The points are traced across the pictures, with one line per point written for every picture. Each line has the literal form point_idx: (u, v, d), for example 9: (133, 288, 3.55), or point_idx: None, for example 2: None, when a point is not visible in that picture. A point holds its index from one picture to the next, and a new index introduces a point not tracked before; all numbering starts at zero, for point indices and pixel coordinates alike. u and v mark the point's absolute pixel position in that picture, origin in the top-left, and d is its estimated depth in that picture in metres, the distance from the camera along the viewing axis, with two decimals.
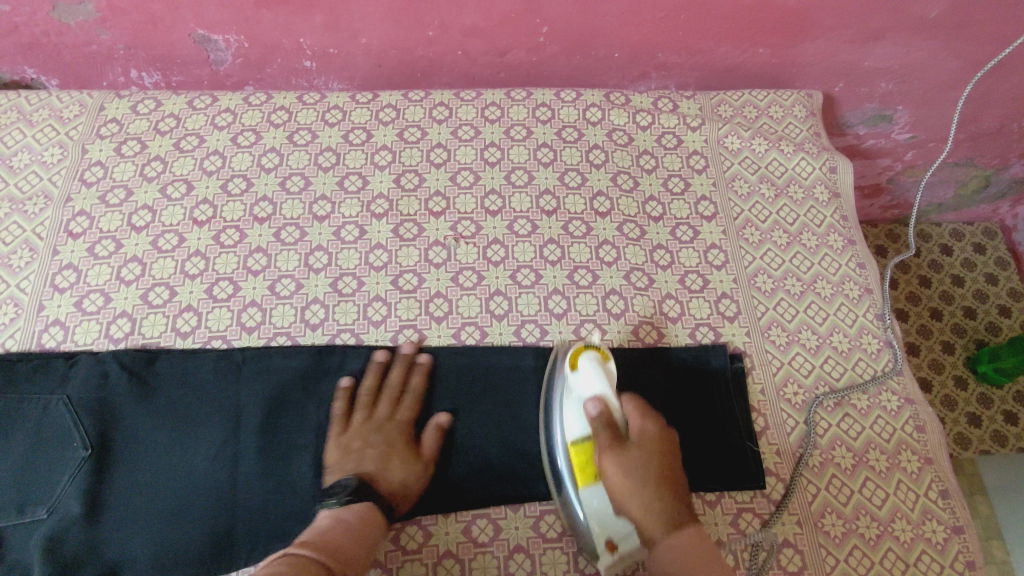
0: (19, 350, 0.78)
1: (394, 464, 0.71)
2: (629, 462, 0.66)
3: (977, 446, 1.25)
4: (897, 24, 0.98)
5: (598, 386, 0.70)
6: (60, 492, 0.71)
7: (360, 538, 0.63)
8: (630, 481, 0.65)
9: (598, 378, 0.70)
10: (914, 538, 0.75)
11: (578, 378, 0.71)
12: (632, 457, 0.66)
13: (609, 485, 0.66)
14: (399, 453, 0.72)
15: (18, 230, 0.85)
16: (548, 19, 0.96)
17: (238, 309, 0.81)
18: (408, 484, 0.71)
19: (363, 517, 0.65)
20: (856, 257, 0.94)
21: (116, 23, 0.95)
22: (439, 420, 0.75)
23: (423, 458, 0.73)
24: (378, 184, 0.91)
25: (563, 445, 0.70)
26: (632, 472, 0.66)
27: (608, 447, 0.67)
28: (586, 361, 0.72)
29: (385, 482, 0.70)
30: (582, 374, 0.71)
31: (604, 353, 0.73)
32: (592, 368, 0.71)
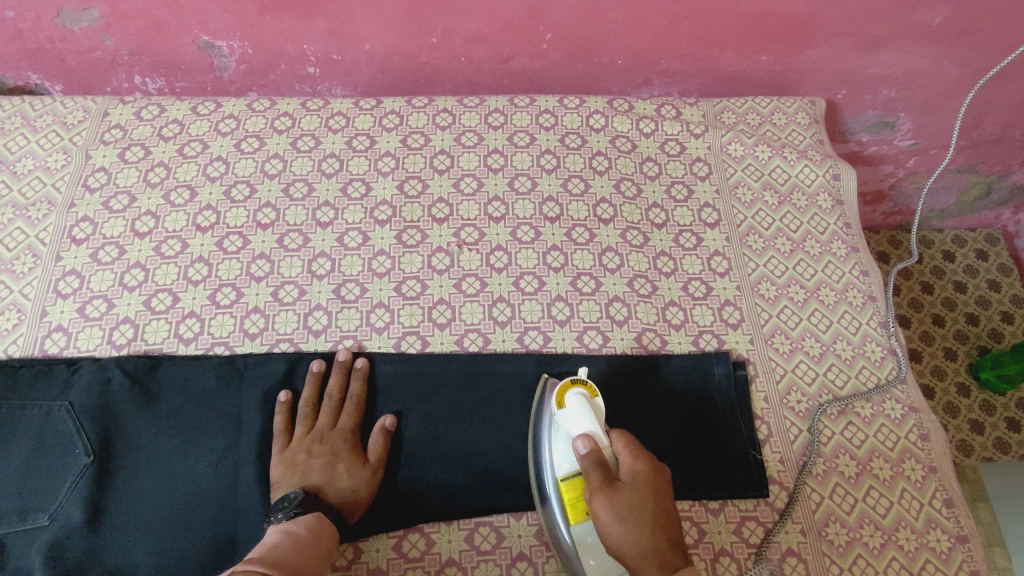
0: (21, 357, 0.78)
1: (340, 472, 0.71)
2: (622, 503, 0.61)
3: (980, 453, 1.25)
4: (901, 31, 0.99)
5: (587, 424, 0.68)
6: (62, 499, 0.70)
7: (315, 544, 0.61)
8: (623, 525, 0.60)
9: (586, 415, 0.68)
10: (918, 547, 0.75)
11: (566, 415, 0.70)
12: (624, 498, 0.62)
13: (601, 528, 0.61)
14: (342, 461, 0.72)
15: (21, 236, 0.85)
16: (551, 26, 0.96)
17: (241, 316, 0.81)
18: (357, 491, 0.70)
19: (311, 524, 0.63)
20: (859, 264, 0.94)
21: (121, 29, 0.95)
22: (385, 424, 0.75)
23: (370, 464, 0.72)
24: (382, 190, 0.92)
25: (553, 480, 0.69)
26: (625, 514, 0.61)
27: (599, 488, 0.63)
28: (574, 398, 0.70)
29: (333, 491, 0.70)
30: (570, 412, 0.70)
31: (591, 389, 0.72)
32: (580, 405, 0.69)
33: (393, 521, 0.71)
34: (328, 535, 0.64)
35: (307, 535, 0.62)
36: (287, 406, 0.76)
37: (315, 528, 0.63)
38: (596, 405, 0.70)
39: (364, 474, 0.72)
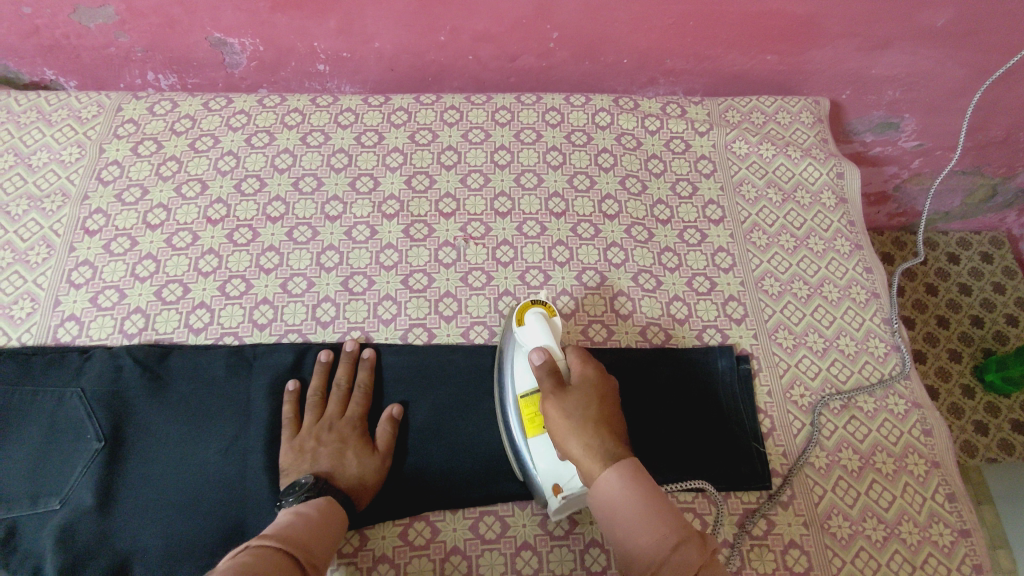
0: (34, 344, 0.79)
1: (350, 458, 0.72)
2: (570, 404, 0.64)
3: (984, 455, 1.25)
4: (905, 32, 0.99)
5: (543, 339, 0.71)
6: (73, 484, 0.71)
7: (325, 529, 0.62)
8: (569, 421, 0.62)
9: (543, 332, 0.71)
10: (921, 541, 0.75)
11: (524, 333, 0.72)
12: (572, 399, 0.64)
13: (552, 428, 0.64)
14: (352, 447, 0.73)
15: (36, 227, 0.87)
16: (558, 25, 0.98)
17: (250, 306, 0.82)
18: (367, 477, 0.71)
19: (321, 506, 0.64)
20: (863, 261, 0.94)
21: (135, 26, 0.97)
22: (393, 411, 0.76)
23: (378, 451, 0.73)
24: (390, 185, 0.93)
25: (513, 397, 0.72)
26: (573, 412, 0.63)
27: (551, 391, 0.65)
28: (532, 317, 0.73)
29: (343, 476, 0.71)
30: (528, 329, 0.72)
31: (550, 309, 0.74)
32: (538, 323, 0.72)
33: (400, 509, 0.72)
34: (338, 518, 0.64)
35: (317, 518, 0.62)
36: (295, 397, 0.76)
37: (326, 511, 0.64)
38: (554, 325, 0.73)
39: (373, 460, 0.72)
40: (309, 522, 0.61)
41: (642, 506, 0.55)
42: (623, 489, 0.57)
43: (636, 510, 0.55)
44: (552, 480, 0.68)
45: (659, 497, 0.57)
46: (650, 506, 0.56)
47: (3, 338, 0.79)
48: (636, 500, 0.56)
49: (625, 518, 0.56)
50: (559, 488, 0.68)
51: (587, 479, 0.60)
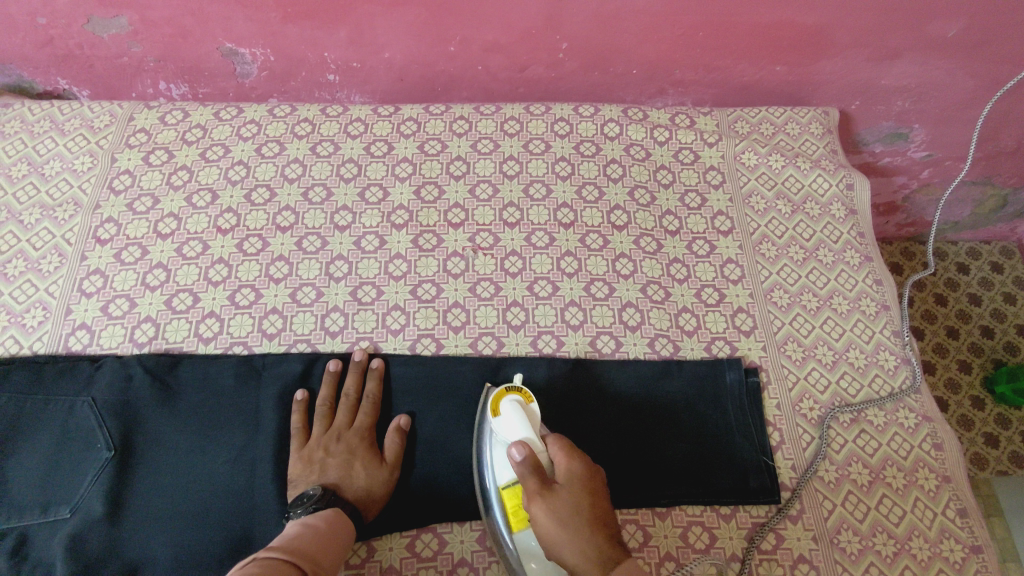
0: (46, 353, 0.79)
1: (357, 471, 0.72)
2: (559, 507, 0.59)
3: (994, 467, 1.24)
4: (915, 43, 0.99)
5: (521, 431, 0.67)
6: (83, 493, 0.72)
7: (331, 540, 0.62)
8: (560, 527, 0.58)
9: (521, 424, 0.67)
10: (932, 557, 0.74)
11: (501, 423, 0.69)
12: (560, 501, 0.59)
13: (542, 535, 0.59)
14: (359, 460, 0.73)
15: (48, 236, 0.87)
16: (567, 36, 0.98)
17: (259, 316, 0.83)
18: (373, 490, 0.71)
19: (328, 516, 0.64)
20: (873, 273, 0.94)
21: (148, 36, 0.97)
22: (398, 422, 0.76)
23: (385, 463, 0.74)
24: (399, 195, 0.93)
25: (495, 489, 0.69)
26: (563, 517, 0.58)
27: (536, 493, 0.60)
28: (508, 406, 0.69)
29: (349, 488, 0.71)
30: (504, 420, 0.69)
31: (526, 395, 0.71)
32: (514, 414, 0.68)
33: (404, 521, 0.72)
34: (344, 530, 0.65)
35: (324, 529, 0.62)
36: (305, 409, 0.77)
37: (333, 522, 0.64)
38: (531, 412, 0.70)
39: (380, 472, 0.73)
40: (315, 533, 0.61)
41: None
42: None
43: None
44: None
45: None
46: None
47: (15, 347, 0.80)
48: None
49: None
50: None
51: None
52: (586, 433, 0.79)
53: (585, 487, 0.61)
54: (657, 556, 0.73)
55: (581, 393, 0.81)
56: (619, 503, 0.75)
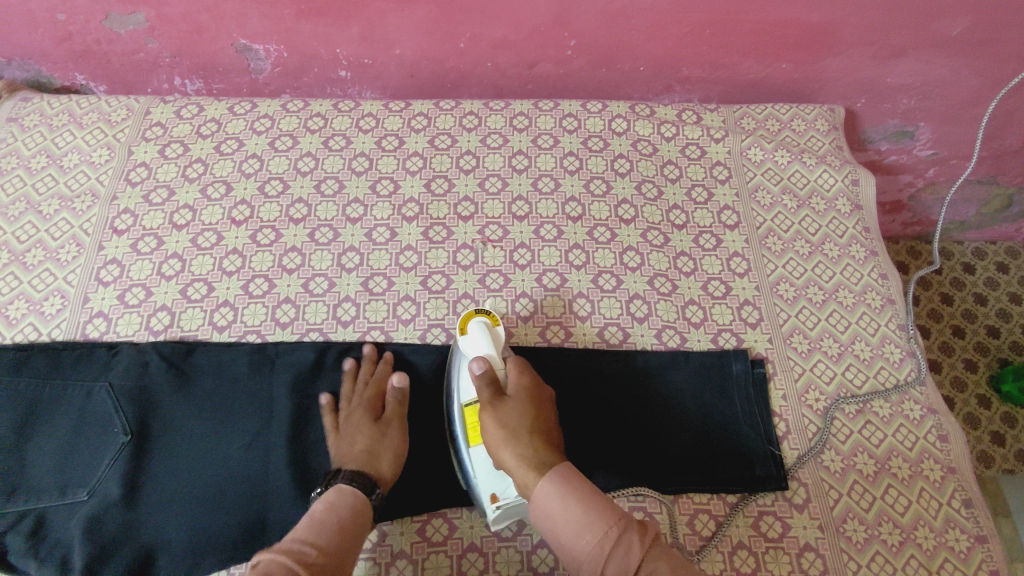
0: (63, 339, 0.81)
1: (369, 446, 0.72)
2: (505, 417, 0.69)
3: (1000, 465, 1.24)
4: (921, 41, 1.00)
5: (484, 348, 0.74)
6: (100, 476, 0.73)
7: (334, 523, 0.62)
8: (505, 433, 0.68)
9: (487, 346, 0.74)
10: (937, 546, 0.75)
11: (467, 341, 0.75)
12: (508, 412, 0.69)
13: (489, 439, 0.69)
14: (370, 434, 0.73)
15: (66, 226, 0.89)
16: (576, 33, 0.99)
17: (273, 306, 0.84)
18: (382, 463, 0.71)
19: (331, 499, 0.64)
20: (878, 267, 0.95)
21: (164, 32, 0.99)
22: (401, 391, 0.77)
23: (396, 438, 0.74)
24: (410, 188, 0.94)
25: (457, 404, 0.74)
26: (508, 426, 0.68)
27: (488, 404, 0.70)
28: (477, 326, 0.74)
29: (361, 462, 0.70)
30: (470, 338, 0.75)
31: (494, 317, 0.76)
32: (480, 333, 0.74)
33: (416, 506, 0.73)
34: (353, 507, 0.65)
35: (323, 515, 0.63)
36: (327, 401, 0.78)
37: (336, 504, 0.64)
38: (498, 335, 0.75)
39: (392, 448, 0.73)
40: (310, 523, 0.62)
41: (584, 507, 0.62)
42: (557, 498, 0.62)
43: (574, 514, 0.62)
44: (491, 489, 0.69)
45: (593, 496, 0.63)
46: (588, 508, 0.62)
47: (34, 333, 0.81)
48: (575, 505, 0.62)
49: (566, 522, 0.62)
50: (497, 498, 0.69)
51: (525, 488, 0.65)
52: (590, 419, 0.80)
53: (529, 401, 0.71)
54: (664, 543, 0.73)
55: (587, 381, 0.82)
56: (626, 490, 0.76)
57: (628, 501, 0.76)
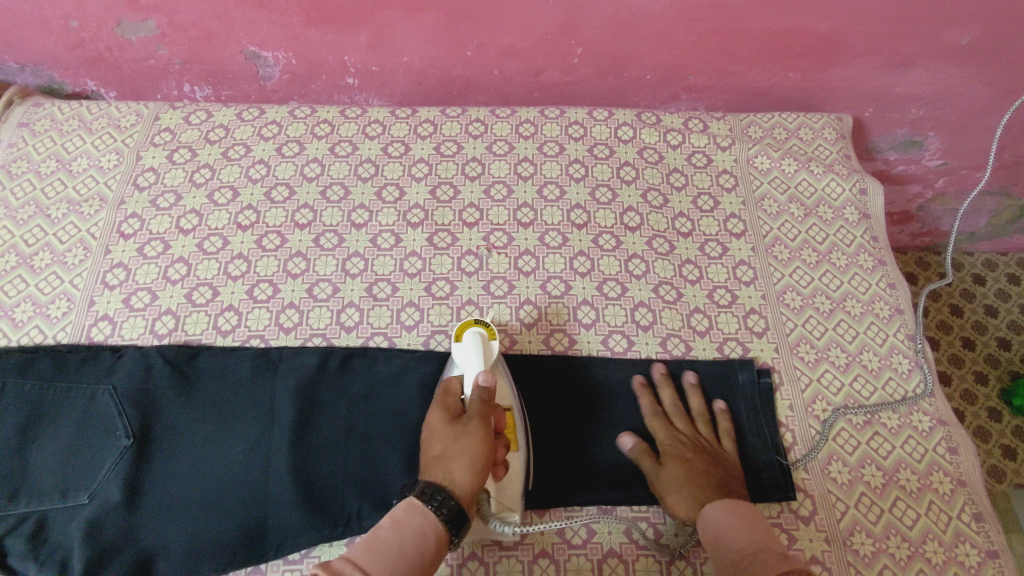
0: (69, 342, 0.81)
1: (442, 451, 0.66)
2: (666, 481, 0.73)
3: (1011, 479, 1.23)
4: (930, 51, 1.00)
5: (474, 360, 0.74)
6: (101, 479, 0.73)
7: (393, 548, 0.58)
8: (669, 494, 0.72)
9: (474, 353, 0.74)
10: (947, 560, 0.74)
11: (460, 350, 0.75)
12: (667, 475, 0.73)
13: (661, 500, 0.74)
14: (443, 438, 0.67)
15: (74, 230, 0.90)
16: (582, 41, 1.00)
17: (277, 310, 0.84)
18: (455, 469, 0.64)
19: (396, 519, 0.60)
20: (887, 277, 0.94)
21: (175, 39, 1.00)
22: (488, 391, 0.70)
23: (474, 438, 0.66)
24: (415, 195, 0.95)
25: None
26: (670, 488, 0.72)
27: (648, 471, 0.75)
28: (468, 334, 0.76)
29: (432, 465, 0.65)
30: (463, 347, 0.75)
31: (491, 330, 0.77)
32: (472, 342, 0.75)
33: None
34: (419, 534, 0.59)
35: (384, 534, 0.59)
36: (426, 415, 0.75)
37: (401, 525, 0.59)
38: (490, 347, 0.76)
39: (468, 453, 0.65)
40: (369, 545, 0.58)
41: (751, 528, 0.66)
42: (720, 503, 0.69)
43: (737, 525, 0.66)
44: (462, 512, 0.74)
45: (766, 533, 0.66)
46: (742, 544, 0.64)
47: (39, 336, 0.82)
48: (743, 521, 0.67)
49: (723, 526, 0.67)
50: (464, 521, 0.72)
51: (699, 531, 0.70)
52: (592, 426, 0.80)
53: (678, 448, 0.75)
54: (667, 555, 0.73)
55: (590, 387, 0.82)
56: (630, 499, 0.76)
57: (630, 510, 0.75)
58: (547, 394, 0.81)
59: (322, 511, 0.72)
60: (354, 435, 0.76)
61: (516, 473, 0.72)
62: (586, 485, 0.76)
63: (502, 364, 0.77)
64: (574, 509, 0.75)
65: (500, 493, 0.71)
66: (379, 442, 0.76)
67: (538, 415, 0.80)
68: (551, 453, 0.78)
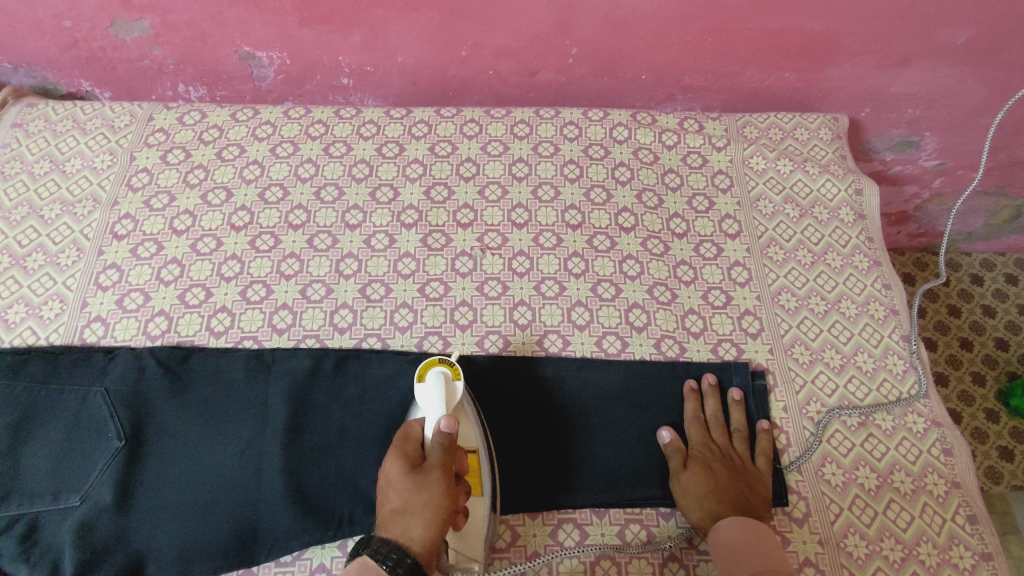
0: (62, 344, 0.81)
1: (401, 505, 0.64)
2: (688, 484, 0.74)
3: (1010, 480, 1.23)
4: (925, 50, 0.99)
5: (435, 402, 0.72)
6: (93, 482, 0.73)
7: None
8: (687, 496, 0.73)
9: (436, 394, 0.72)
10: (940, 563, 0.73)
11: (422, 390, 0.74)
12: (691, 477, 0.74)
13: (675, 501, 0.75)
14: (401, 489, 0.65)
15: (67, 231, 0.90)
16: (577, 41, 0.99)
17: (270, 312, 0.84)
18: (414, 525, 0.62)
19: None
20: (882, 278, 0.93)
21: (168, 39, 1.00)
22: (449, 437, 0.68)
23: (434, 491, 0.64)
24: (409, 195, 0.94)
25: None
26: (691, 492, 0.73)
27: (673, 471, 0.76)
28: (432, 375, 0.74)
29: (391, 520, 0.63)
30: (426, 388, 0.74)
31: (455, 370, 0.75)
32: (435, 383, 0.73)
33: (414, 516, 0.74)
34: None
35: None
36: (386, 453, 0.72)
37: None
38: (453, 388, 0.74)
39: (428, 508, 0.63)
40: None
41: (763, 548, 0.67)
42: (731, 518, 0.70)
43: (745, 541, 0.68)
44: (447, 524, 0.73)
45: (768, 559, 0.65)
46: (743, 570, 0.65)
47: (32, 338, 0.82)
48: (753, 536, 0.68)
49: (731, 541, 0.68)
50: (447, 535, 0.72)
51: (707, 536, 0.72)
52: (574, 446, 0.79)
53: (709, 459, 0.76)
54: (660, 556, 0.73)
55: (561, 413, 0.81)
56: (623, 501, 0.75)
57: (624, 512, 0.75)
58: (518, 422, 0.80)
59: (315, 514, 0.71)
60: (347, 437, 0.76)
61: (477, 520, 0.71)
62: (567, 499, 0.75)
63: (467, 405, 0.75)
64: (566, 512, 0.75)
65: (460, 542, 0.70)
66: (371, 445, 0.75)
67: (515, 452, 0.78)
68: (520, 479, 0.76)
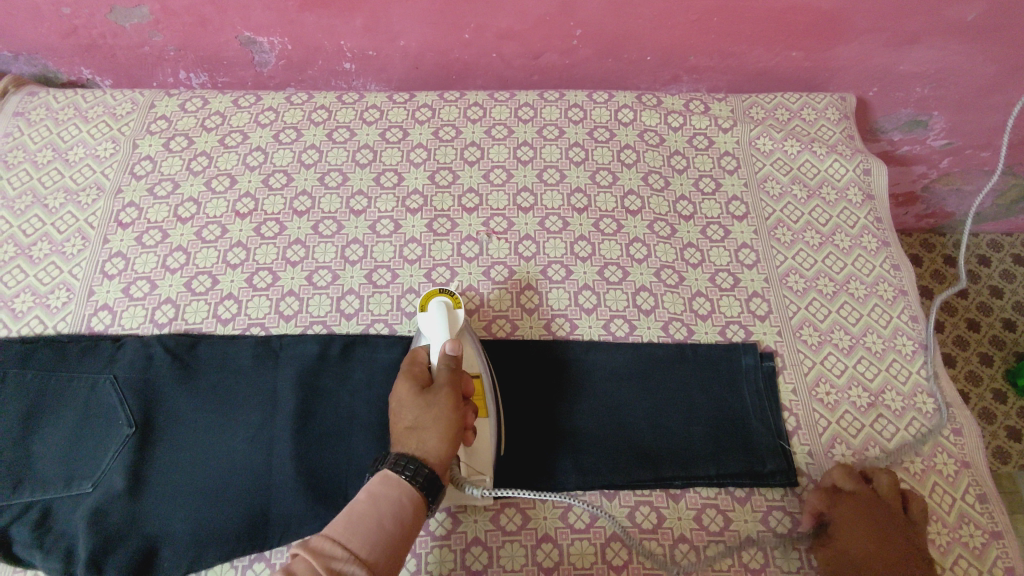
0: (70, 333, 0.81)
1: (413, 422, 0.66)
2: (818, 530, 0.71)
3: (1016, 461, 1.23)
4: (934, 27, 0.98)
5: (438, 328, 0.74)
6: (104, 469, 0.73)
7: (372, 520, 0.58)
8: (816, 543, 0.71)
9: (439, 322, 0.74)
10: (950, 542, 0.73)
11: (425, 319, 0.75)
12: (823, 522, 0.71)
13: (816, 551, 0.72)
14: (413, 408, 0.66)
15: (72, 219, 0.89)
16: (581, 22, 0.98)
17: (277, 298, 0.84)
18: (428, 439, 0.64)
19: (373, 492, 0.60)
20: (890, 258, 0.93)
21: (168, 25, 0.99)
22: (455, 359, 0.70)
23: (446, 408, 0.66)
24: (413, 180, 0.94)
25: None
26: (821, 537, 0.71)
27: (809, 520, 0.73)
28: (434, 304, 0.75)
29: (405, 438, 0.65)
30: (429, 316, 0.75)
31: (456, 299, 0.77)
32: (438, 311, 0.75)
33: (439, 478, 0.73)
34: (396, 505, 0.59)
35: (363, 509, 0.58)
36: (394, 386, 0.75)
37: (377, 498, 0.59)
38: (455, 316, 0.75)
39: (440, 422, 0.65)
40: (347, 519, 0.57)
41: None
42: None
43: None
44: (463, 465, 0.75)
45: None
46: None
47: (39, 327, 0.82)
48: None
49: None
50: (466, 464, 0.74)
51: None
52: (582, 427, 0.78)
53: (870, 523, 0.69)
54: (671, 538, 0.73)
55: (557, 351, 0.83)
56: (633, 483, 0.75)
57: (636, 495, 0.75)
58: (517, 362, 0.82)
59: (327, 498, 0.72)
60: (356, 423, 0.76)
61: (485, 437, 0.72)
62: (574, 466, 0.76)
63: (469, 334, 0.77)
64: (576, 494, 0.75)
65: (470, 457, 0.72)
66: (380, 428, 0.75)
67: (515, 389, 0.81)
68: (522, 413, 0.79)
